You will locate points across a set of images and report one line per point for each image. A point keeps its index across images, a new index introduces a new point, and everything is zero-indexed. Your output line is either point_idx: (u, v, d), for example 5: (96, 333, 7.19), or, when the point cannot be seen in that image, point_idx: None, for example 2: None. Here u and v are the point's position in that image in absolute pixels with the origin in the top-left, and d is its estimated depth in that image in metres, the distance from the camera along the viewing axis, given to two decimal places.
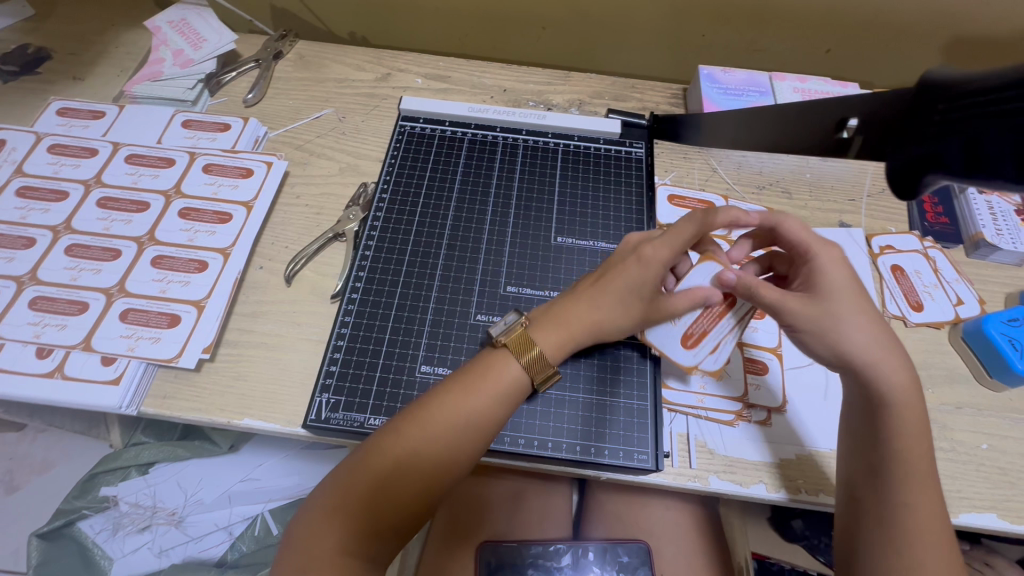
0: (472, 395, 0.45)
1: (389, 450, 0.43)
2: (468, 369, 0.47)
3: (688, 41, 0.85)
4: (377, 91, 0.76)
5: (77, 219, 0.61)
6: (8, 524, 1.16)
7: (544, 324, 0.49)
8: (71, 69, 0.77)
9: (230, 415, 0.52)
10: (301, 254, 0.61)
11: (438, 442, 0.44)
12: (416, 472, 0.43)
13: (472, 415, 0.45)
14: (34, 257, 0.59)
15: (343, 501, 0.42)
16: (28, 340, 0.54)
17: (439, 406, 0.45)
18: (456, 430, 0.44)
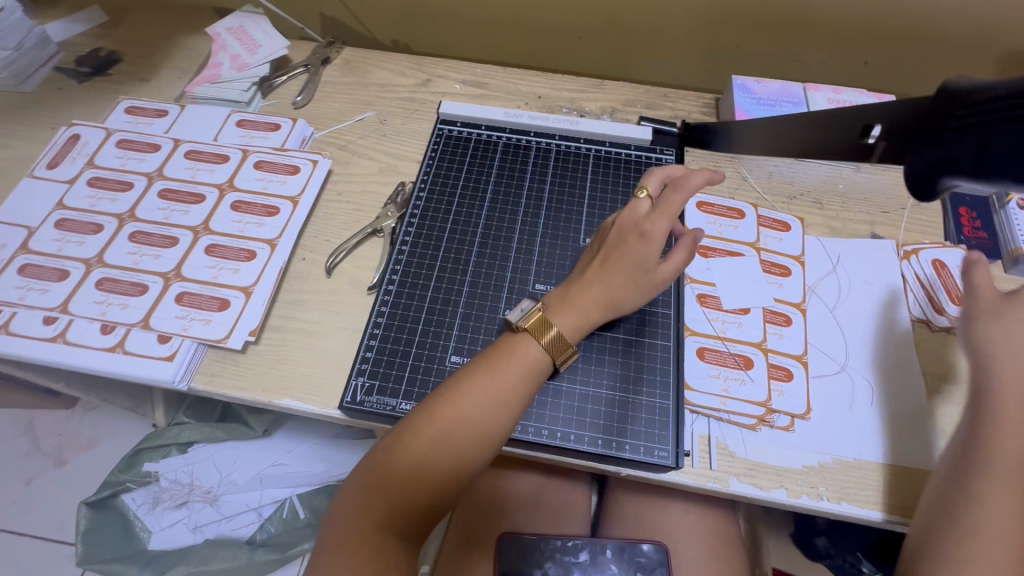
0: (496, 374, 0.47)
1: (424, 429, 0.45)
2: (494, 350, 0.49)
3: (723, 52, 0.86)
4: (417, 96, 0.79)
5: (140, 208, 0.66)
6: (55, 495, 1.24)
7: (562, 308, 0.50)
8: (138, 72, 0.83)
9: (271, 395, 0.56)
10: (341, 247, 0.64)
11: (468, 421, 0.45)
12: (449, 448, 0.45)
13: (499, 397, 0.46)
14: (101, 242, 0.64)
15: (383, 476, 0.44)
16: (94, 317, 0.59)
17: (469, 385, 0.47)
18: (480, 407, 0.46)
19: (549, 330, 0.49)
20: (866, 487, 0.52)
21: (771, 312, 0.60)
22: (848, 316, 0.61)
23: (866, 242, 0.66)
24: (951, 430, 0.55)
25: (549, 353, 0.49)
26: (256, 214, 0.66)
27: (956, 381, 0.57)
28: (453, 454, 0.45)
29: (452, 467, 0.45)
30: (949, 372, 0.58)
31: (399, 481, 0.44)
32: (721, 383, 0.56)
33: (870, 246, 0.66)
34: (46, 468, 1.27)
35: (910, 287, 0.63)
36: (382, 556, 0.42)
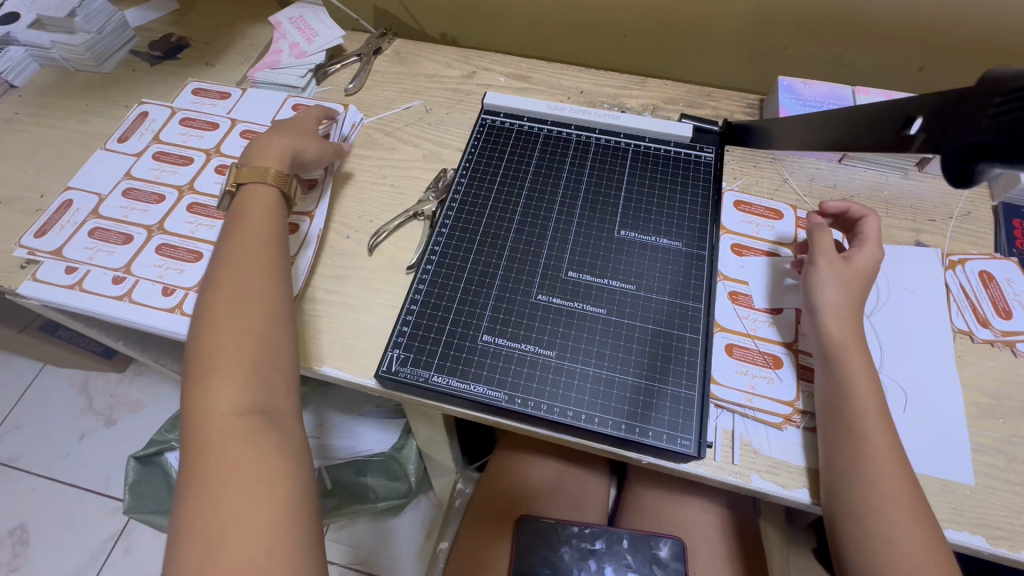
0: (240, 240, 0.56)
1: (221, 338, 0.48)
2: (219, 257, 0.55)
3: (771, 53, 0.85)
4: (462, 87, 0.82)
5: (199, 181, 0.71)
6: (103, 451, 1.33)
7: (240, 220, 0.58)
8: (204, 57, 0.89)
9: (312, 362, 0.59)
10: (384, 228, 0.67)
11: (252, 308, 0.51)
12: (237, 349, 0.48)
13: (253, 259, 0.54)
14: (163, 211, 0.69)
15: (209, 405, 0.46)
16: (157, 281, 0.63)
17: (223, 282, 0.52)
18: (259, 279, 0.53)
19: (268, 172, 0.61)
20: None
21: None
22: (885, 323, 0.60)
23: (909, 248, 0.65)
24: (987, 443, 0.54)
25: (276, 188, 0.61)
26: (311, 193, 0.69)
27: (995, 396, 0.56)
28: (239, 349, 0.48)
29: (265, 361, 0.49)
30: (988, 386, 0.57)
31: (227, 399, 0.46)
32: (749, 380, 0.56)
33: (913, 253, 0.64)
34: (97, 426, 1.36)
35: (953, 297, 0.61)
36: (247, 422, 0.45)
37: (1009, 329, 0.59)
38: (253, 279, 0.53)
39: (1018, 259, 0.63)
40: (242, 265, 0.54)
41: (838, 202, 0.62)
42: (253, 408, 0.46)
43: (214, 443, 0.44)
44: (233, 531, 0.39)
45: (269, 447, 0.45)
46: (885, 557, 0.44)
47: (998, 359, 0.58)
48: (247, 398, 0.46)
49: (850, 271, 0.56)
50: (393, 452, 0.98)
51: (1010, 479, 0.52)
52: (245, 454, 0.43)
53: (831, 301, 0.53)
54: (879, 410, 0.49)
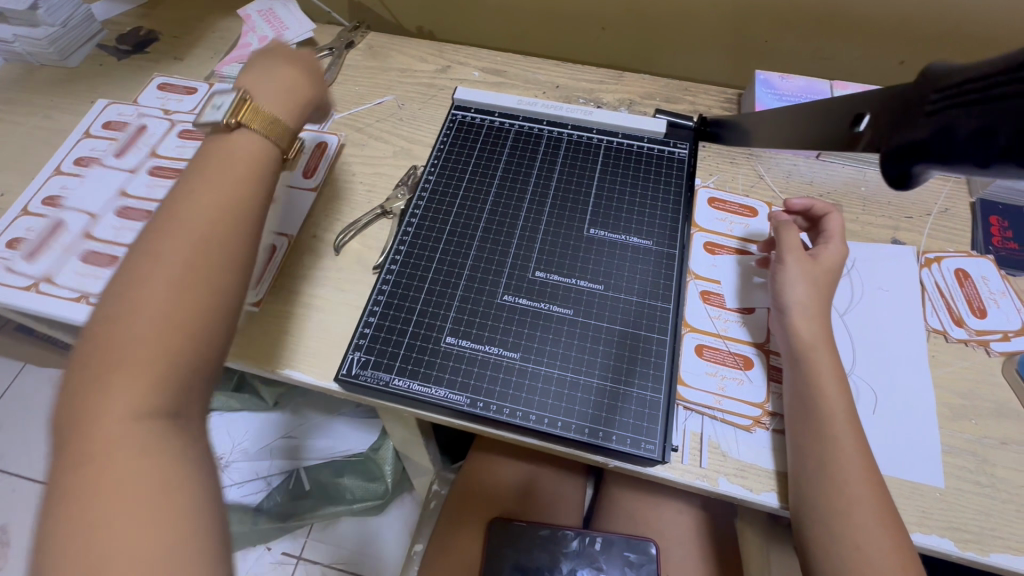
0: (204, 187, 0.44)
1: (146, 304, 0.38)
2: (160, 213, 0.42)
3: (751, 47, 0.83)
4: (435, 82, 0.80)
5: (134, 175, 0.70)
6: None
7: (197, 173, 0.45)
8: (173, 51, 0.87)
9: (275, 364, 0.58)
10: (351, 227, 0.66)
11: (198, 271, 0.40)
12: (168, 313, 0.38)
13: (192, 218, 0.41)
14: (99, 205, 0.67)
15: (109, 382, 0.36)
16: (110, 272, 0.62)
17: (169, 233, 0.41)
18: (205, 239, 0.41)
19: (262, 115, 0.49)
20: None
21: None
22: (858, 322, 0.59)
23: (884, 247, 0.64)
24: (958, 445, 0.53)
25: (265, 137, 0.48)
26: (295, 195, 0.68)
27: (969, 397, 0.55)
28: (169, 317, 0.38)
29: (206, 342, 0.39)
30: (962, 387, 0.56)
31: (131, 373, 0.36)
32: (719, 381, 0.55)
33: (888, 251, 0.63)
34: None
35: (928, 295, 0.61)
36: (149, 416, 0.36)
37: (984, 328, 0.58)
38: (201, 237, 0.41)
39: (994, 257, 0.62)
40: (184, 219, 0.41)
41: (801, 200, 0.61)
42: (175, 386, 0.37)
43: (105, 419, 0.35)
44: (107, 537, 0.32)
45: (172, 450, 0.36)
46: (851, 562, 0.44)
47: (972, 359, 0.57)
48: (162, 375, 0.37)
49: (817, 268, 0.55)
50: (371, 452, 0.97)
51: (981, 481, 0.51)
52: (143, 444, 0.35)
53: (798, 300, 0.52)
54: (847, 412, 0.48)
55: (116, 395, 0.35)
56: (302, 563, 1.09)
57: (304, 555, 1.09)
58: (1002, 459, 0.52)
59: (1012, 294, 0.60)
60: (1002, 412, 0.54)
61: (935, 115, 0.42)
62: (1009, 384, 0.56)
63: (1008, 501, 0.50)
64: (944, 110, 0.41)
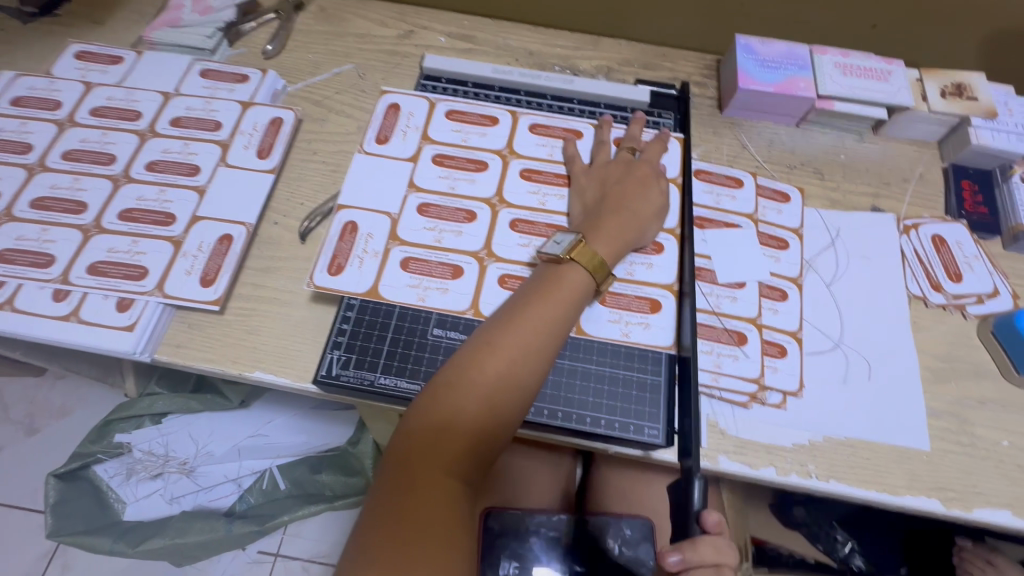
0: (550, 304, 0.48)
1: (463, 402, 0.43)
2: (508, 317, 0.48)
3: (727, 10, 0.81)
4: (398, 48, 0.74)
5: (52, 156, 0.61)
6: (28, 462, 1.20)
7: (557, 287, 0.49)
8: (90, 13, 0.76)
9: (242, 367, 0.53)
10: (316, 211, 0.60)
11: (509, 383, 0.44)
12: (471, 425, 0.43)
13: (561, 324, 0.48)
14: (10, 194, 0.58)
15: (418, 462, 0.41)
16: (411, 246, 0.56)
17: (505, 337, 0.46)
18: (538, 348, 0.46)
19: (590, 256, 0.51)
20: (853, 465, 0.51)
21: (767, 287, 0.58)
22: (845, 291, 0.59)
23: (864, 215, 0.64)
24: (941, 408, 0.54)
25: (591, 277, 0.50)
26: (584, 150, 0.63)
27: (948, 359, 0.57)
28: (482, 420, 0.43)
29: (491, 433, 0.44)
30: (943, 350, 0.57)
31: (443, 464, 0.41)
32: (714, 359, 0.54)
33: (868, 219, 0.64)
34: (17, 436, 1.22)
35: (908, 262, 0.61)
36: (444, 493, 0.40)
37: (960, 292, 0.60)
38: (530, 347, 0.46)
39: (967, 222, 0.64)
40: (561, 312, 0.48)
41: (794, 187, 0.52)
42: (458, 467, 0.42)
43: (418, 496, 0.40)
44: None
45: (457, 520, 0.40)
46: None
47: (951, 322, 0.59)
48: (463, 461, 0.42)
49: None
50: (349, 446, 0.95)
51: (962, 440, 0.53)
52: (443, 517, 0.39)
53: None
54: None
55: (427, 483, 0.40)
56: (280, 560, 1.05)
57: (282, 552, 1.05)
58: (980, 418, 0.54)
59: (984, 258, 0.62)
60: (979, 373, 0.56)
61: None
62: (985, 347, 0.58)
63: (986, 458, 0.52)
64: None
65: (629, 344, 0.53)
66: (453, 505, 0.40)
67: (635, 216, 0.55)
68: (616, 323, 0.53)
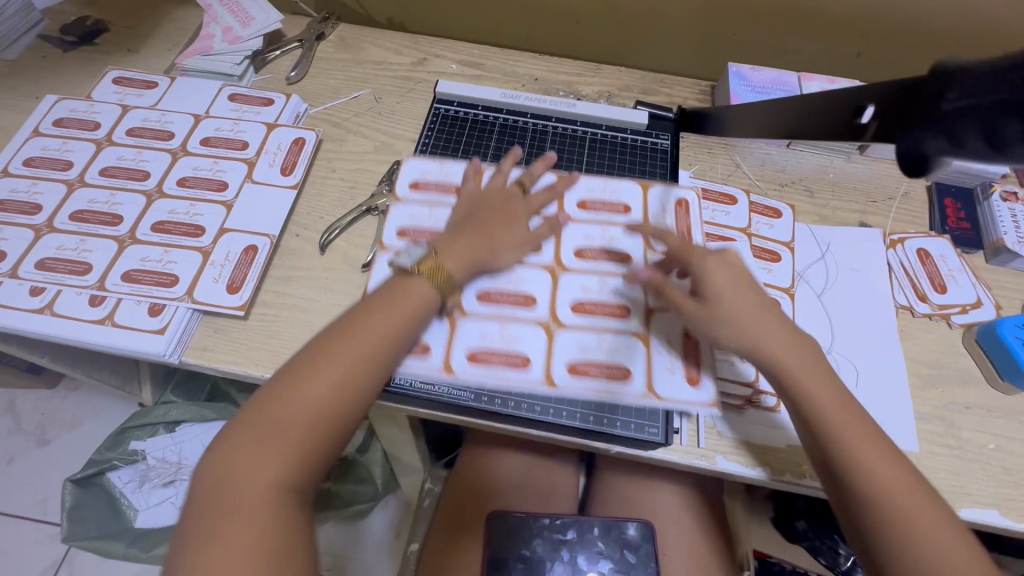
0: (388, 312, 0.50)
1: (280, 407, 0.44)
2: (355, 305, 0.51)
3: (720, 40, 0.86)
4: (413, 75, 0.79)
5: (90, 172, 0.65)
6: (39, 473, 1.22)
7: (450, 249, 0.54)
8: (126, 42, 0.81)
9: (265, 369, 0.56)
10: (336, 224, 0.64)
11: (339, 393, 0.45)
12: (285, 460, 0.42)
13: (395, 330, 0.49)
14: (51, 207, 0.63)
15: (230, 454, 0.42)
16: (468, 333, 0.56)
17: (341, 342, 0.47)
18: (372, 363, 0.47)
19: (440, 271, 0.53)
20: None
21: None
22: (836, 301, 0.62)
23: (853, 230, 0.68)
24: (929, 412, 0.57)
25: (434, 290, 0.52)
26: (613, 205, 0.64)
27: (936, 366, 0.60)
28: (336, 412, 0.45)
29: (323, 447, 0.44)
30: (931, 357, 0.60)
31: (277, 463, 0.42)
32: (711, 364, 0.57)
33: (856, 234, 0.67)
34: (30, 447, 1.25)
35: (895, 275, 0.65)
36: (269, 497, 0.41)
37: (945, 303, 0.63)
38: (360, 358, 0.47)
39: (950, 236, 0.67)
40: (499, 244, 0.57)
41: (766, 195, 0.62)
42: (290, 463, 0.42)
43: (228, 512, 0.40)
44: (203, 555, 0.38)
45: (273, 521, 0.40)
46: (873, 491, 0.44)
47: (937, 332, 0.62)
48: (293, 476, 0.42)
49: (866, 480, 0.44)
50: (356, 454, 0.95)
51: (950, 443, 0.55)
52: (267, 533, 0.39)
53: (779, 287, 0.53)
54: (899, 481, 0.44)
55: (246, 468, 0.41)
56: None
57: None
58: (966, 422, 0.57)
59: (967, 271, 0.65)
60: (965, 379, 0.59)
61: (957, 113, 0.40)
62: (970, 354, 0.60)
63: (973, 460, 0.55)
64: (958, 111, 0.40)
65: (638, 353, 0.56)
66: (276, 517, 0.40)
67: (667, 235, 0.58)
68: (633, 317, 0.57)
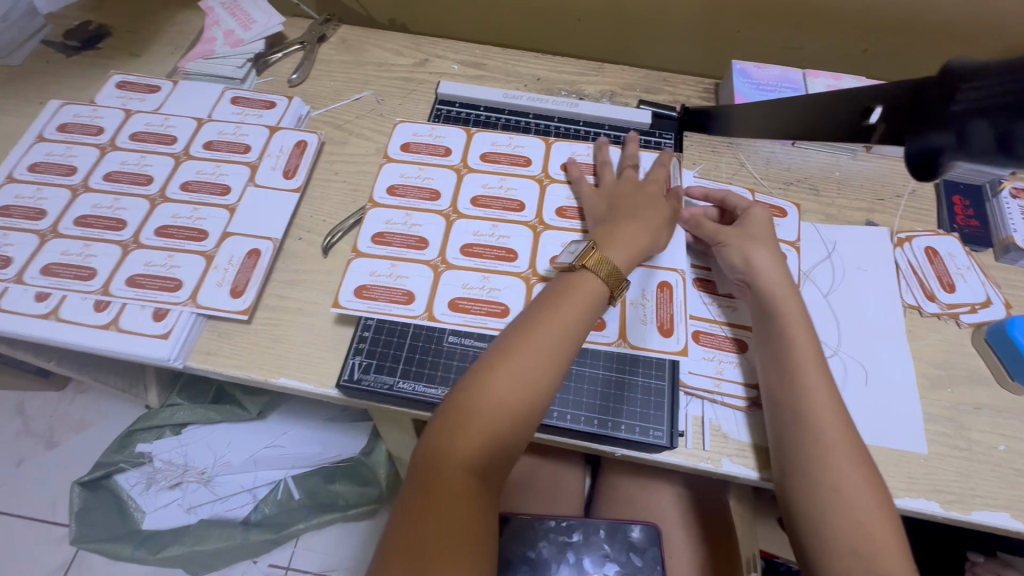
0: (563, 306, 0.52)
1: (477, 417, 0.46)
2: (555, 292, 0.53)
3: (724, 37, 0.85)
4: (414, 76, 0.79)
5: (94, 177, 0.65)
6: (49, 474, 1.23)
7: (612, 245, 0.56)
8: (129, 46, 0.82)
9: (269, 373, 0.56)
10: (338, 227, 0.64)
11: (521, 387, 0.48)
12: (477, 459, 0.45)
13: (578, 324, 0.51)
14: (55, 213, 0.63)
15: (437, 468, 0.44)
16: (451, 282, 0.59)
17: (523, 341, 0.50)
18: (552, 354, 0.49)
19: (607, 263, 0.54)
20: None
21: None
22: (842, 301, 0.62)
23: (859, 229, 0.67)
24: (938, 413, 0.56)
25: (606, 284, 0.53)
26: (591, 174, 0.67)
27: (944, 367, 0.59)
28: (530, 405, 0.48)
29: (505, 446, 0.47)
30: (939, 357, 0.59)
31: (472, 448, 0.45)
32: (716, 366, 0.57)
33: (863, 233, 0.66)
34: (39, 449, 1.26)
35: (902, 273, 0.64)
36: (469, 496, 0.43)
37: (953, 302, 0.62)
38: (545, 352, 0.49)
39: (959, 234, 0.66)
40: (648, 227, 0.58)
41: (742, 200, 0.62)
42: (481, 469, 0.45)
43: (439, 490, 0.43)
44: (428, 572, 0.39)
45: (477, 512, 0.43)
46: (834, 481, 0.47)
47: (945, 331, 0.61)
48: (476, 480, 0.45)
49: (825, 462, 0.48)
50: (362, 457, 0.97)
51: (959, 444, 0.55)
52: (472, 511, 0.43)
53: (762, 261, 0.57)
54: (860, 467, 0.47)
55: (446, 484, 0.43)
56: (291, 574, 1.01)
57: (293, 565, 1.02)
58: (976, 423, 0.56)
59: (976, 269, 0.64)
60: (974, 379, 0.58)
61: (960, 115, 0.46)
62: (980, 354, 0.60)
63: (983, 462, 0.54)
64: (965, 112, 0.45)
65: (645, 353, 0.55)
66: (477, 498, 0.44)
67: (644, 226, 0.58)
68: (638, 308, 0.58)
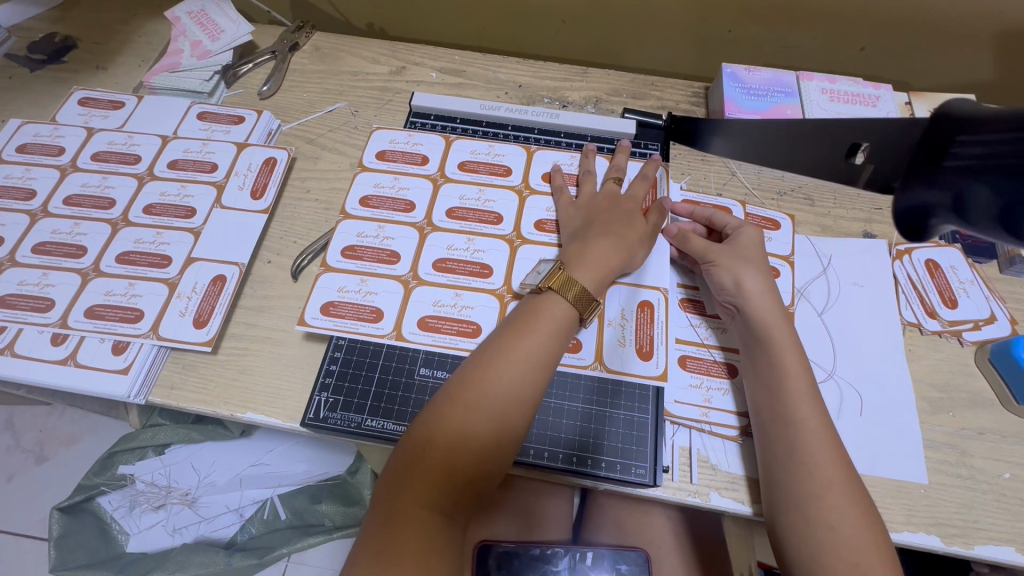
0: (530, 331, 0.49)
1: (436, 448, 0.43)
2: (521, 315, 0.51)
3: (715, 37, 0.81)
4: (390, 85, 0.75)
5: (54, 201, 0.63)
6: (38, 491, 1.20)
7: (580, 264, 0.53)
8: (95, 59, 0.78)
9: (233, 408, 0.53)
10: (308, 250, 0.61)
11: (487, 417, 0.45)
12: (442, 495, 0.42)
13: (546, 352, 0.49)
14: (13, 240, 0.60)
15: (395, 504, 0.41)
16: (423, 299, 0.57)
17: (487, 370, 0.47)
18: (523, 381, 0.47)
19: (574, 283, 0.51)
20: None
21: None
22: (837, 321, 0.59)
23: (856, 241, 0.64)
24: (938, 439, 0.53)
25: (576, 306, 0.51)
26: (574, 185, 0.64)
27: (946, 389, 0.56)
28: (492, 438, 0.45)
29: (473, 480, 0.44)
30: (941, 378, 0.56)
31: (429, 486, 0.42)
32: (704, 393, 0.54)
33: (860, 245, 0.63)
34: (27, 465, 1.23)
35: (902, 288, 0.61)
36: (430, 536, 0.40)
37: (956, 318, 0.59)
38: (512, 379, 0.47)
39: (961, 246, 0.63)
40: (621, 245, 0.56)
41: (732, 220, 0.59)
42: (445, 506, 0.42)
43: (400, 528, 0.40)
44: None
45: (439, 557, 0.40)
46: (830, 519, 0.43)
47: (946, 350, 0.58)
48: (439, 517, 0.42)
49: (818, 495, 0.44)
50: (348, 476, 0.94)
51: (960, 473, 0.52)
52: (426, 553, 0.40)
53: (752, 284, 0.54)
54: (855, 505, 0.44)
55: (405, 523, 0.40)
56: None
57: None
58: (979, 450, 0.53)
59: (980, 282, 0.61)
60: (977, 402, 0.55)
61: (961, 168, 0.31)
62: (983, 374, 0.56)
63: (987, 492, 0.51)
64: (961, 169, 0.31)
65: (628, 382, 0.53)
66: (434, 537, 0.41)
67: (622, 242, 0.56)
68: (616, 329, 0.55)
